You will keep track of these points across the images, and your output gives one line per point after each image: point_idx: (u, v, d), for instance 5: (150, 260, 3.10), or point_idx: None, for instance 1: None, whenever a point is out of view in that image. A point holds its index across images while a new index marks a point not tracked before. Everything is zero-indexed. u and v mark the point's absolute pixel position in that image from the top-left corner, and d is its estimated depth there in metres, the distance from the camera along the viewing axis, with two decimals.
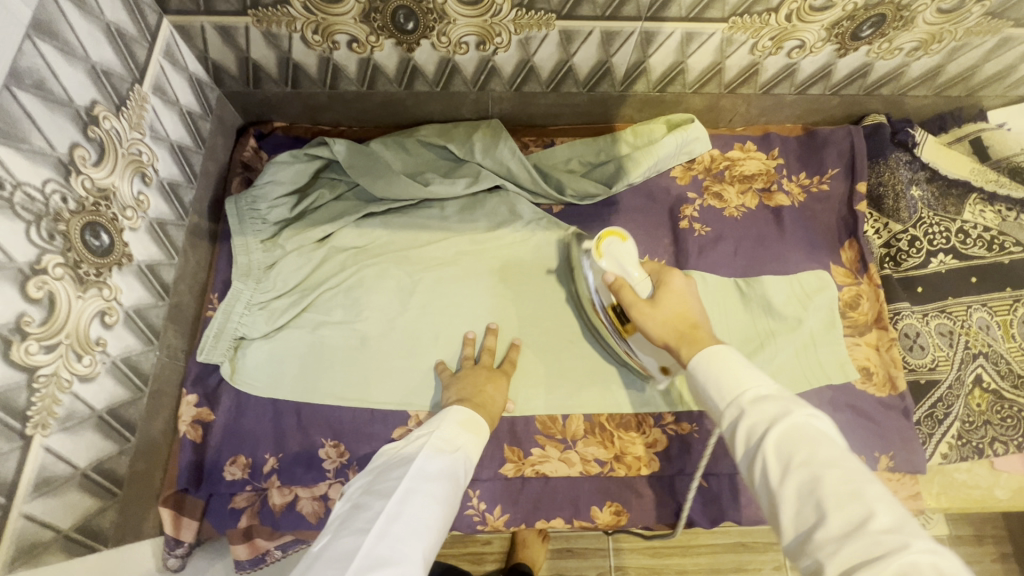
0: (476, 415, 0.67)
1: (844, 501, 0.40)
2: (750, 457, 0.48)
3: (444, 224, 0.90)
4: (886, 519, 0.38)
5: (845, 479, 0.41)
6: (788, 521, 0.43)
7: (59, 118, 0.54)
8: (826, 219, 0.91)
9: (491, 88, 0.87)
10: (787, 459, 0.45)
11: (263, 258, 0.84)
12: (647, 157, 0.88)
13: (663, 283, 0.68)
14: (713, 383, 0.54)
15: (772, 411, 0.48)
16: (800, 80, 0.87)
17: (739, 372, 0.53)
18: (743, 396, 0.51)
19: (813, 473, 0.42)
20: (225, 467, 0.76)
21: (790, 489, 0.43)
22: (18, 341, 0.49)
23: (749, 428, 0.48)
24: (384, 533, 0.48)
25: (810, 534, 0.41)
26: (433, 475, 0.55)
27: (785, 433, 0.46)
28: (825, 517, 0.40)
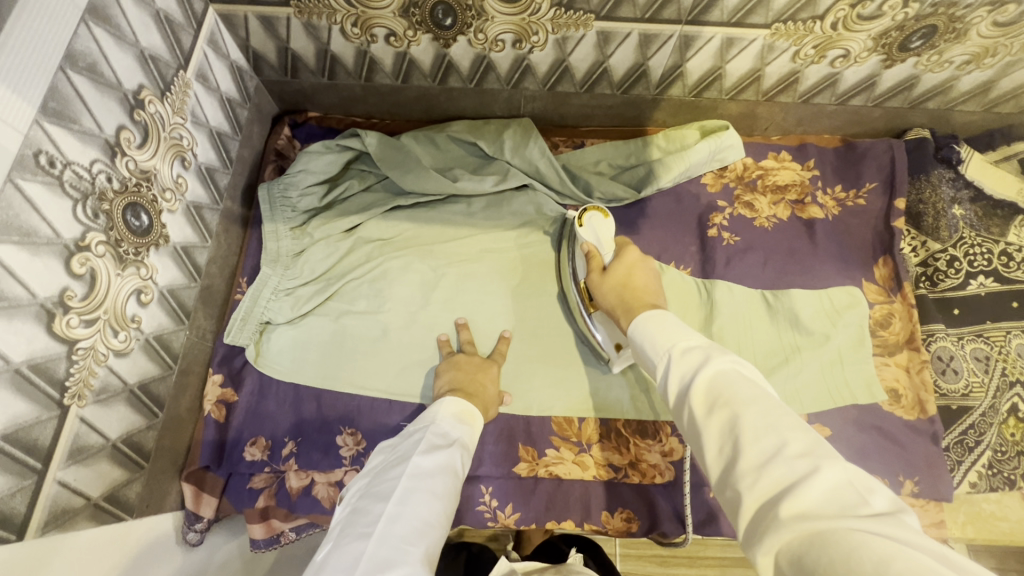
0: (467, 404, 0.67)
1: (762, 435, 0.42)
2: (680, 400, 0.50)
3: (470, 221, 0.90)
4: (798, 445, 0.40)
5: (766, 413, 0.43)
6: (714, 457, 0.44)
7: (108, 101, 0.56)
8: (861, 234, 0.89)
9: (524, 87, 0.87)
10: (713, 401, 0.46)
11: (292, 244, 0.85)
12: (679, 162, 0.87)
13: (619, 255, 0.73)
14: (649, 344, 0.56)
15: (696, 362, 0.50)
16: (842, 91, 0.85)
17: (671, 334, 0.55)
18: (675, 354, 0.53)
19: (732, 413, 0.44)
20: (246, 448, 0.77)
21: (713, 428, 0.45)
22: (61, 315, 0.51)
23: (681, 382, 0.50)
24: (386, 533, 0.47)
25: (734, 470, 0.42)
26: (432, 467, 0.55)
27: (711, 378, 0.48)
28: (745, 452, 0.42)
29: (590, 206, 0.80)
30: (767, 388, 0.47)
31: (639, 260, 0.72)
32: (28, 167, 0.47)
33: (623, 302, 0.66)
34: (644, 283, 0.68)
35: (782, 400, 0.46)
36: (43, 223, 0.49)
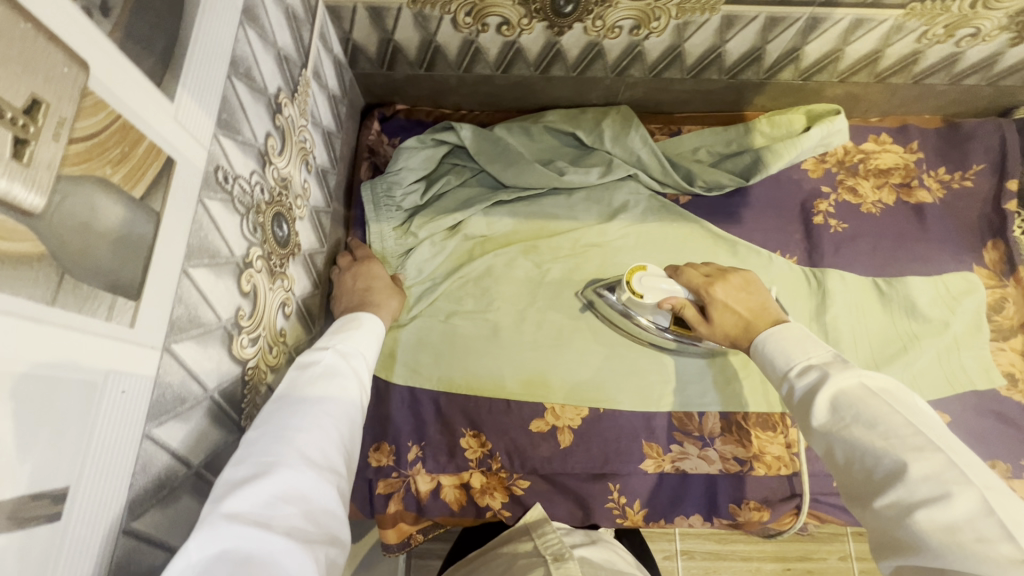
0: (356, 315, 0.64)
1: (885, 456, 0.43)
2: (802, 411, 0.51)
3: (571, 215, 0.89)
4: (925, 467, 0.41)
5: (896, 434, 0.43)
6: (839, 470, 0.47)
7: (259, 107, 0.53)
8: (969, 216, 0.88)
9: (629, 74, 0.84)
10: (832, 420, 0.47)
11: (396, 246, 0.83)
12: (790, 148, 0.84)
13: (710, 297, 0.71)
14: (775, 357, 0.56)
15: (814, 378, 0.51)
16: (958, 70, 0.83)
17: (788, 352, 0.55)
18: (793, 369, 0.54)
19: (858, 434, 0.45)
20: (370, 454, 0.77)
21: (838, 445, 0.46)
22: (237, 336, 0.50)
23: (797, 400, 0.52)
24: (247, 453, 0.45)
25: (861, 488, 0.44)
26: (326, 374, 0.53)
27: (832, 395, 0.48)
28: (870, 471, 0.44)
29: (628, 268, 0.76)
30: (902, 403, 0.46)
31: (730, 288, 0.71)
32: (211, 185, 0.45)
33: (743, 328, 0.66)
34: (755, 307, 0.68)
35: (921, 414, 0.45)
36: (223, 242, 0.47)
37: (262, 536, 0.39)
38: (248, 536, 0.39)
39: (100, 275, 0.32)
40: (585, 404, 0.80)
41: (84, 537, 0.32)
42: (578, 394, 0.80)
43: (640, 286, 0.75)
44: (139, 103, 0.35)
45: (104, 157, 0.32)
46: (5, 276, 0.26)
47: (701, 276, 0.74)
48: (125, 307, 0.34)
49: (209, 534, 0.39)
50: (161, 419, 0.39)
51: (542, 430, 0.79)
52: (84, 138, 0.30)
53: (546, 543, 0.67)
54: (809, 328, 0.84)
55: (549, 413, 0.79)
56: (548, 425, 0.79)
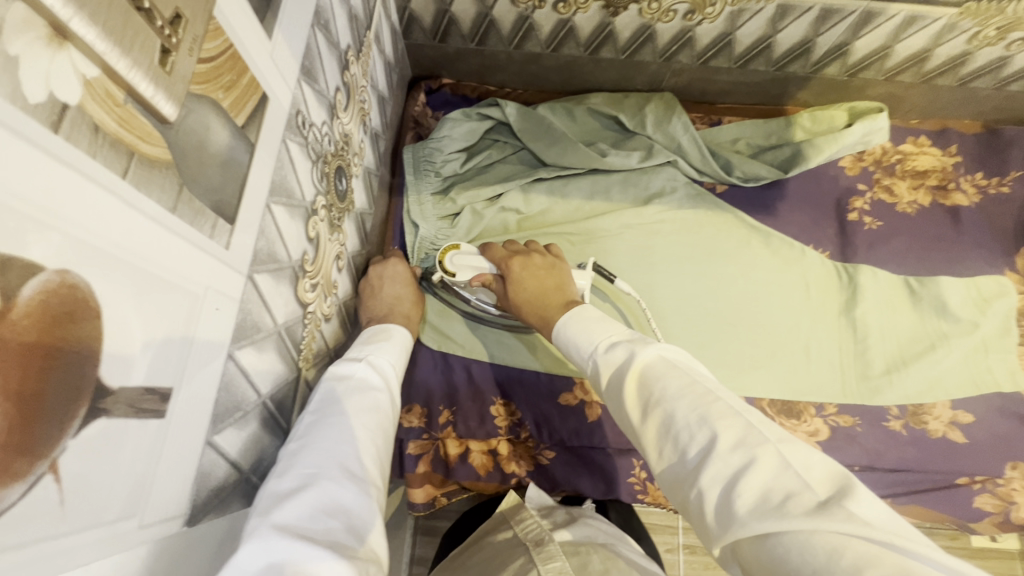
0: (387, 327, 0.66)
1: (696, 428, 0.42)
2: (616, 399, 0.50)
3: (609, 197, 0.90)
4: (729, 433, 0.40)
5: (700, 404, 0.43)
6: (658, 456, 0.44)
7: (332, 60, 0.55)
8: (1004, 222, 0.88)
9: (677, 60, 0.86)
10: (646, 397, 0.47)
11: (436, 211, 0.85)
12: (831, 143, 0.85)
13: (507, 274, 0.72)
14: (575, 340, 0.58)
15: (620, 356, 0.51)
16: (1005, 75, 0.84)
17: (585, 332, 0.57)
18: (598, 347, 0.54)
19: (668, 408, 0.44)
20: (403, 416, 0.78)
21: (652, 427, 0.45)
22: (301, 279, 0.51)
23: (607, 382, 0.51)
24: (288, 465, 0.44)
25: (682, 474, 0.42)
26: (360, 389, 0.54)
27: (641, 370, 0.49)
28: (687, 450, 0.42)
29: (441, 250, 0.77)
30: (697, 371, 0.47)
31: (527, 264, 0.72)
32: (292, 127, 0.46)
33: (532, 301, 0.69)
34: (544, 283, 0.70)
35: (714, 382, 0.46)
36: (298, 185, 0.48)
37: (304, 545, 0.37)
38: (296, 541, 0.37)
39: (208, 194, 0.34)
40: None
41: (180, 440, 0.33)
42: None
43: (452, 265, 0.76)
44: (247, 37, 0.37)
45: (218, 82, 0.34)
46: (143, 176, 0.28)
47: (504, 252, 0.75)
48: (223, 228, 0.36)
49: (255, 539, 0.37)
50: (243, 343, 0.41)
51: (570, 404, 0.80)
52: (208, 59, 0.32)
53: (526, 530, 0.67)
54: (837, 322, 0.86)
55: (579, 388, 0.80)
56: (576, 399, 0.80)
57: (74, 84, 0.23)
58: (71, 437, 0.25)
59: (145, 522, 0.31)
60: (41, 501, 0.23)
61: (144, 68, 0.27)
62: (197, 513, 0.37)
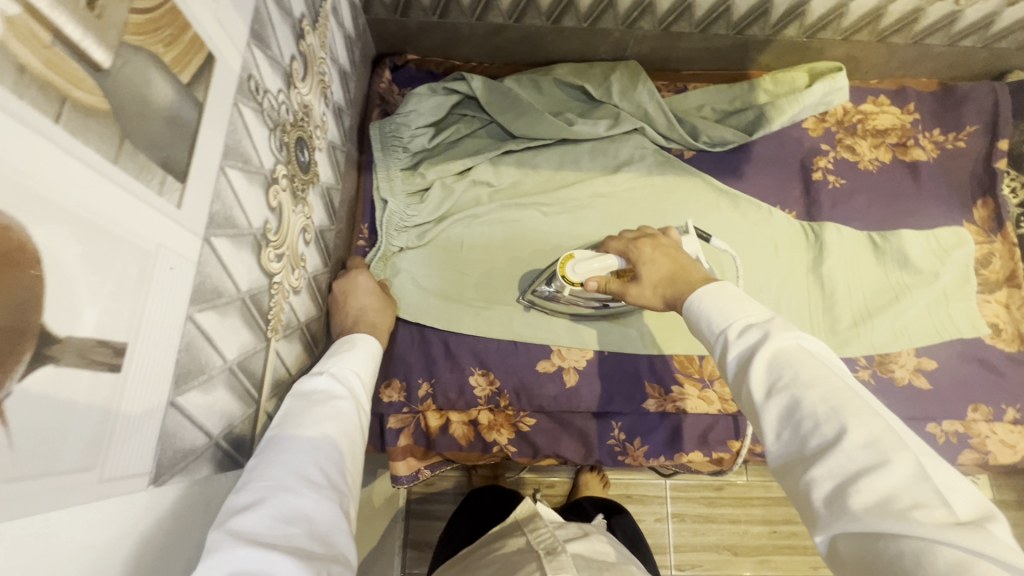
0: (352, 336, 0.64)
1: (824, 420, 0.39)
2: (737, 377, 0.46)
3: (578, 166, 0.91)
4: (863, 432, 0.38)
5: (837, 399, 0.40)
6: (773, 442, 0.42)
7: (286, 27, 0.54)
8: (961, 176, 0.91)
9: (638, 27, 0.86)
10: (774, 382, 0.43)
11: (405, 186, 0.84)
12: (792, 104, 0.87)
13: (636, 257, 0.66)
14: (706, 317, 0.50)
15: (755, 335, 0.46)
16: (956, 30, 0.86)
17: (720, 303, 0.50)
18: (729, 324, 0.48)
19: (795, 394, 0.41)
20: (382, 391, 0.78)
21: (770, 409, 0.42)
22: (264, 248, 0.51)
23: (730, 360, 0.47)
24: (249, 478, 0.44)
25: (793, 460, 0.40)
26: (321, 399, 0.53)
27: (772, 356, 0.44)
28: (807, 440, 0.40)
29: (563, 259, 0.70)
30: (838, 367, 0.43)
31: (660, 245, 0.67)
32: (245, 92, 0.46)
33: (670, 280, 0.61)
34: (681, 259, 0.64)
35: (854, 380, 0.43)
36: (255, 152, 0.48)
37: (269, 553, 0.38)
38: (254, 556, 0.37)
39: (153, 149, 0.34)
40: (590, 346, 0.82)
41: (139, 397, 0.33)
42: (583, 337, 0.83)
43: (577, 275, 0.70)
44: None
45: (158, 35, 0.34)
46: (79, 124, 0.28)
47: (625, 240, 0.70)
48: (173, 187, 0.36)
49: (215, 552, 0.37)
50: (202, 306, 0.41)
51: (548, 370, 0.81)
52: (144, 10, 0.32)
53: (539, 539, 0.72)
54: (806, 279, 0.88)
55: (556, 355, 0.82)
56: (554, 365, 0.81)
57: None
58: (16, 382, 0.24)
59: (105, 475, 0.31)
60: None
61: (71, 11, 0.26)
62: (162, 473, 0.37)
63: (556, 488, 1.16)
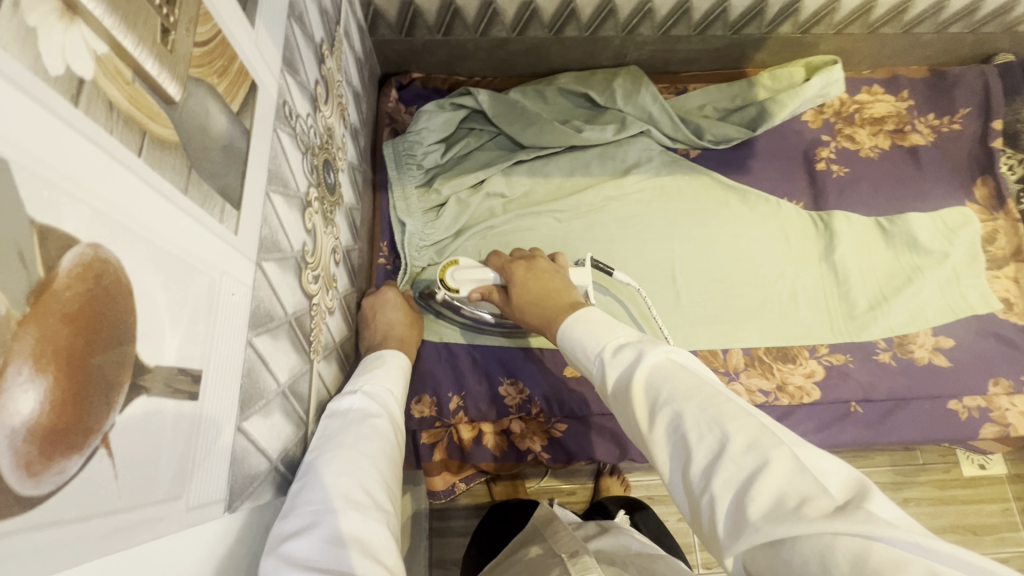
0: (382, 353, 0.64)
1: (706, 430, 0.39)
2: (624, 403, 0.46)
3: (588, 171, 0.92)
4: (740, 435, 0.38)
5: (709, 407, 0.40)
6: (670, 464, 0.41)
7: (309, 52, 0.56)
8: (959, 157, 0.93)
9: (639, 32, 0.88)
10: (654, 400, 0.44)
11: (421, 203, 0.85)
12: (792, 98, 0.89)
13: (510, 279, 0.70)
14: (582, 345, 0.53)
15: (630, 355, 0.48)
16: (944, 18, 0.89)
17: (598, 331, 0.53)
18: (607, 348, 0.51)
19: (676, 408, 0.41)
20: (413, 407, 0.78)
21: (658, 431, 0.42)
22: (304, 270, 0.52)
23: (614, 385, 0.48)
24: (294, 504, 0.43)
25: (686, 481, 0.39)
26: (358, 416, 0.53)
27: (649, 373, 0.45)
28: (693, 454, 0.39)
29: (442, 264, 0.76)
30: (708, 376, 0.45)
31: (533, 267, 0.70)
32: (281, 118, 0.47)
33: (540, 301, 0.66)
34: (552, 282, 0.68)
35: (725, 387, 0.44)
36: (292, 176, 0.49)
37: None
38: None
39: (215, 178, 0.34)
40: None
41: (213, 422, 0.34)
42: None
43: (453, 281, 0.75)
44: (235, 24, 0.38)
45: (213, 66, 0.34)
46: (157, 156, 0.28)
47: (506, 259, 0.75)
48: (231, 214, 0.36)
49: None
50: (259, 331, 0.41)
51: (576, 375, 0.82)
52: (202, 43, 0.33)
53: (560, 542, 0.70)
54: (819, 267, 0.89)
55: None
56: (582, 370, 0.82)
57: (86, 58, 0.23)
58: (118, 413, 0.25)
59: (191, 503, 0.31)
60: (96, 474, 0.23)
61: (148, 47, 0.27)
62: (235, 499, 0.37)
63: (577, 495, 1.15)
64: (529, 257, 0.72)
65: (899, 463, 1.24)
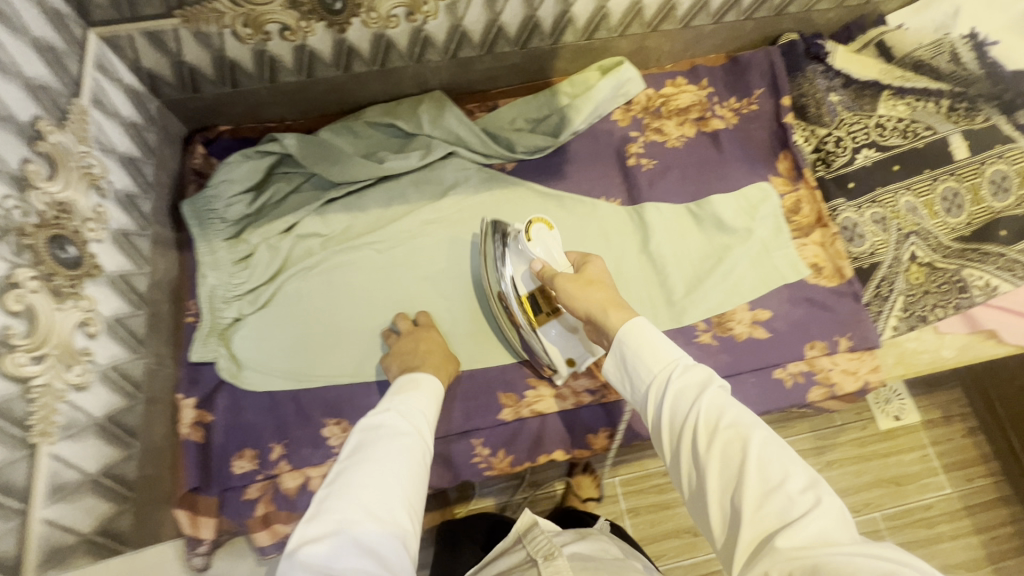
0: (416, 374, 0.68)
1: (768, 465, 0.45)
2: (675, 421, 0.51)
3: (404, 199, 0.93)
4: (798, 476, 0.44)
5: (769, 447, 0.46)
6: (713, 486, 0.47)
7: (5, 133, 0.55)
8: (759, 136, 0.98)
9: (427, 59, 0.90)
10: (714, 425, 0.48)
11: (229, 255, 0.84)
12: (587, 102, 0.92)
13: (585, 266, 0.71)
14: (641, 360, 0.55)
15: (699, 379, 0.52)
16: (714, 9, 0.93)
17: (659, 346, 0.55)
18: (673, 367, 0.53)
19: (741, 437, 0.46)
20: (234, 462, 0.77)
21: (713, 453, 0.47)
22: (6, 353, 0.51)
23: (674, 399, 0.51)
24: (323, 512, 0.48)
25: (732, 502, 0.45)
26: (392, 433, 0.55)
27: (711, 400, 0.49)
28: (743, 481, 0.44)
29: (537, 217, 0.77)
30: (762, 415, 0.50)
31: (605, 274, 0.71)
32: None
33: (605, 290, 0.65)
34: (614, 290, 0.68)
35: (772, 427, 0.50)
36: None
37: None
38: None
39: None
40: None
41: None
42: None
43: (536, 240, 0.74)
44: None
45: None
46: None
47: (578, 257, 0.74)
48: None
49: None
50: None
51: None
52: None
53: (535, 545, 0.67)
54: (638, 260, 0.91)
55: None
56: None
57: None
58: None
59: None
60: None
61: None
62: None
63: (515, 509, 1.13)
64: (592, 255, 0.74)
65: (818, 427, 1.26)
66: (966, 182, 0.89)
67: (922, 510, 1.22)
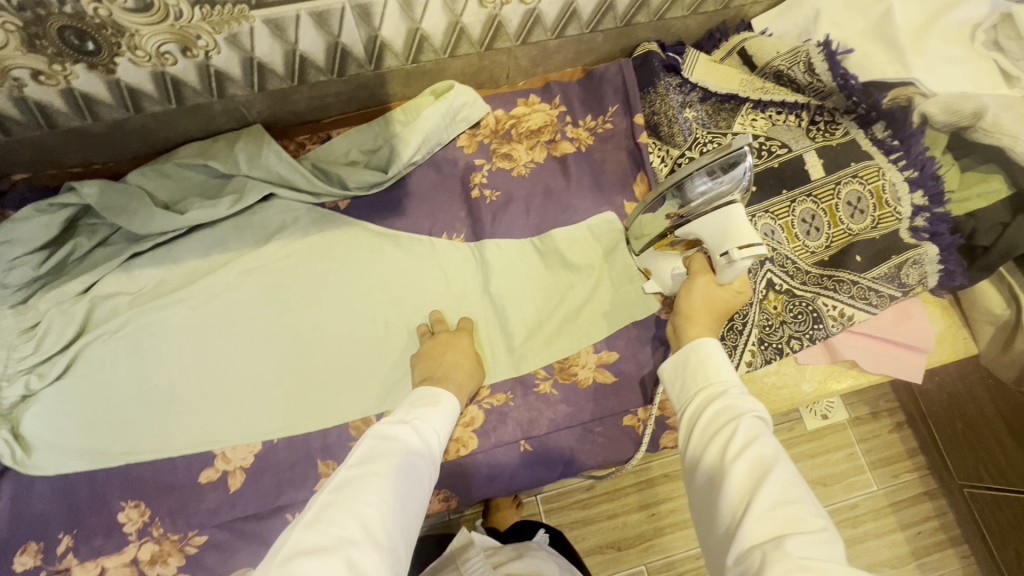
0: (437, 390, 0.67)
1: (792, 484, 0.44)
2: (717, 423, 0.51)
3: (222, 248, 0.85)
4: (816, 508, 0.43)
5: (798, 478, 0.45)
6: (733, 488, 0.46)
7: None
8: (614, 158, 0.91)
9: (231, 94, 0.81)
10: (751, 434, 0.48)
11: (15, 324, 0.77)
12: (414, 133, 0.86)
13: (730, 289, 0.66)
14: (706, 372, 0.57)
15: (752, 404, 0.52)
16: (551, 23, 0.85)
17: (718, 366, 0.57)
18: (731, 388, 0.54)
19: (776, 456, 0.46)
20: (15, 558, 0.71)
21: (744, 457, 0.47)
22: None
23: (717, 412, 0.52)
24: (326, 520, 0.46)
25: (743, 503, 0.45)
26: (400, 450, 0.55)
27: (756, 421, 0.49)
28: (764, 483, 0.44)
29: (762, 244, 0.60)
30: None
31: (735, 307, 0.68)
32: None
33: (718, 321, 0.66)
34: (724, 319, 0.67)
35: None
36: None
37: None
38: None
39: None
40: (256, 439, 0.78)
41: None
42: (249, 429, 0.78)
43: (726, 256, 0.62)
44: None
45: None
46: None
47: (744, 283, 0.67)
48: None
49: None
50: None
51: (212, 479, 0.76)
52: None
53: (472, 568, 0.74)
54: (480, 302, 0.85)
55: (220, 458, 0.76)
56: (218, 472, 0.76)
57: None
58: None
59: None
60: None
61: None
62: None
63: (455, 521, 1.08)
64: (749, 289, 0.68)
65: None
66: (823, 203, 0.83)
67: (847, 510, 1.12)
